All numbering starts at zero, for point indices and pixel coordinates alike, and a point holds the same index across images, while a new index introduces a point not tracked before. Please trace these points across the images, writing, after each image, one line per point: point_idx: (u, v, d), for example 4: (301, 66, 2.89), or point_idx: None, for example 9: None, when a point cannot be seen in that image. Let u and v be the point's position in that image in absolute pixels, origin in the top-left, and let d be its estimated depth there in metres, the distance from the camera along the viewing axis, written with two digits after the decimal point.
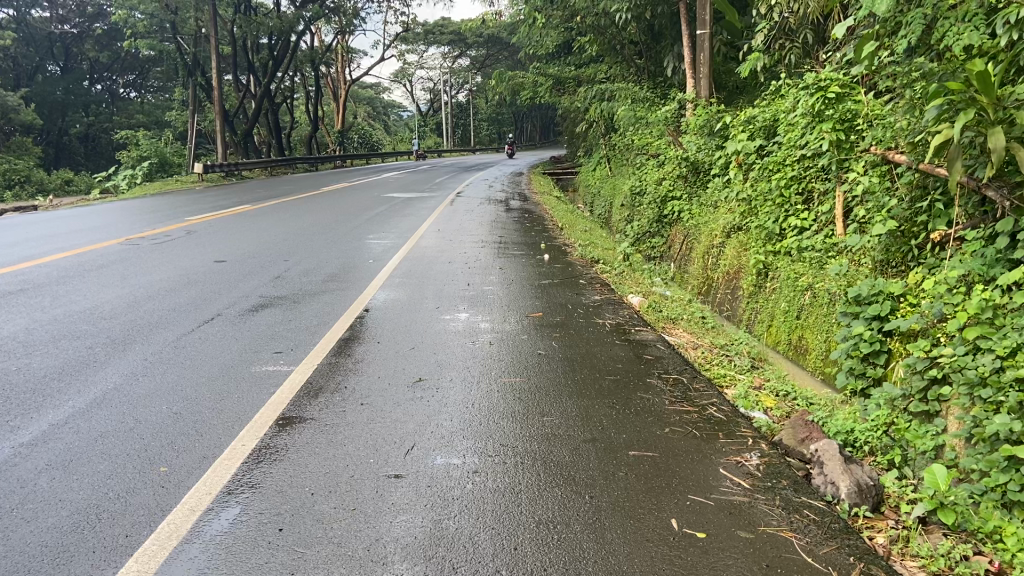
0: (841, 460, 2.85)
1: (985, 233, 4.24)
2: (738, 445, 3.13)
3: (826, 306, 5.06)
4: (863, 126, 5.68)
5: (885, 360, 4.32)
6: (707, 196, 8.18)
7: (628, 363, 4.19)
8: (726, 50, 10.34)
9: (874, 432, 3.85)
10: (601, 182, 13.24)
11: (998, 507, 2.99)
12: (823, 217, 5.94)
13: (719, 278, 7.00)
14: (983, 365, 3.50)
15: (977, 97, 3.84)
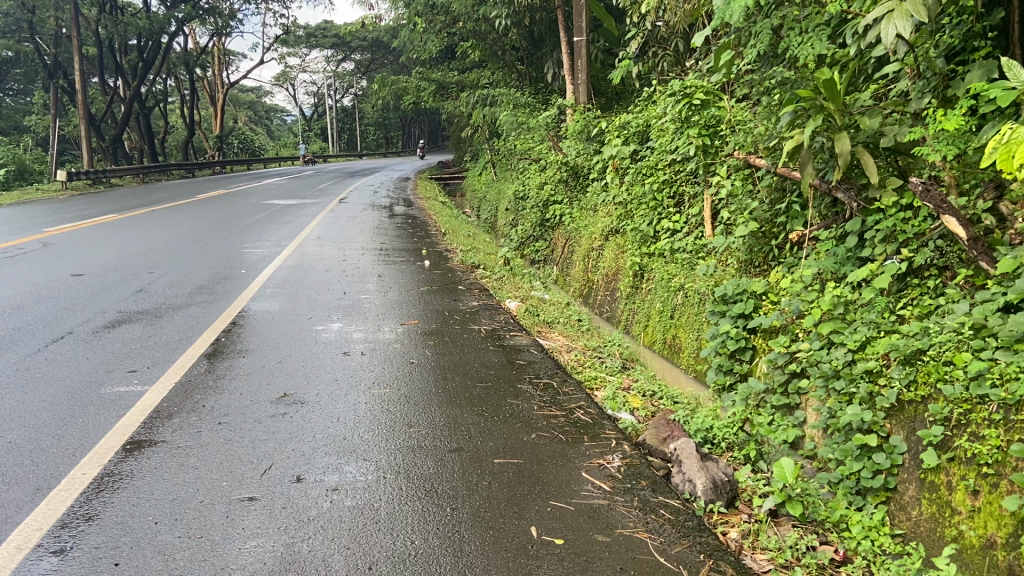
0: (697, 457, 2.94)
1: (836, 233, 4.49)
2: (601, 447, 3.16)
3: (696, 306, 5.23)
4: (725, 132, 5.91)
5: (750, 356, 4.48)
6: (585, 200, 8.31)
7: (500, 369, 4.18)
8: (604, 57, 10.56)
9: (730, 429, 4.02)
10: (486, 187, 13.29)
11: (852, 494, 3.25)
12: (693, 220, 6.13)
13: (599, 280, 7.13)
14: (837, 359, 3.68)
15: (824, 105, 4.02)
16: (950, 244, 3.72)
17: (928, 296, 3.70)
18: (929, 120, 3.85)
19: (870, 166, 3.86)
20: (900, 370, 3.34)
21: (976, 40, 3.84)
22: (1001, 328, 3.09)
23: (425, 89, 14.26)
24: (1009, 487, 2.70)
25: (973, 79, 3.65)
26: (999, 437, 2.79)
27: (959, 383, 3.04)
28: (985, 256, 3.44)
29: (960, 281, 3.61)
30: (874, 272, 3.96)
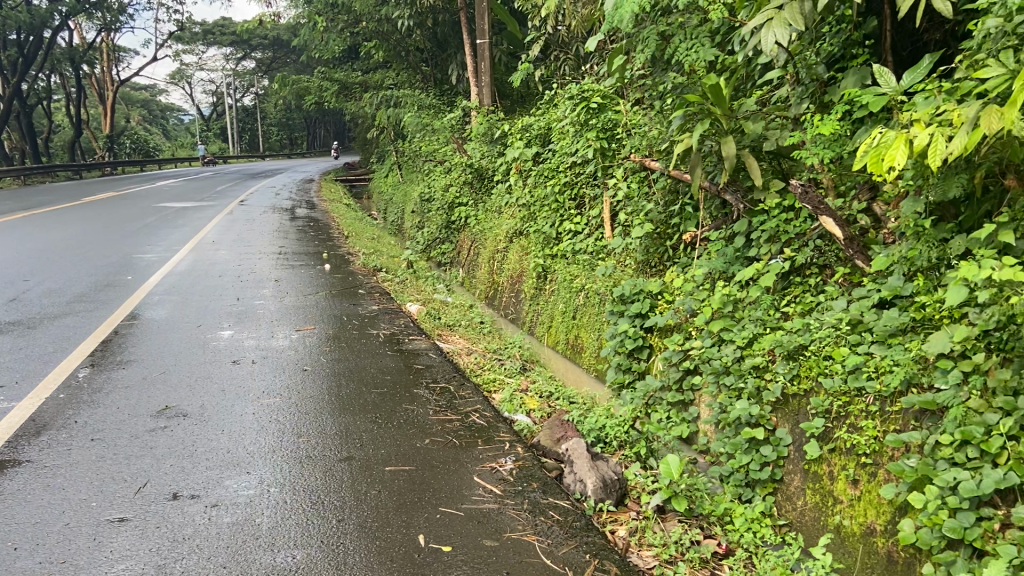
0: (588, 457, 3.10)
1: (726, 234, 4.63)
2: (495, 451, 3.17)
3: (597, 305, 5.29)
4: (621, 135, 6.01)
5: (648, 354, 4.56)
6: (490, 202, 8.31)
7: (396, 375, 4.12)
8: (507, 59, 10.62)
9: (622, 428, 4.07)
10: (392, 189, 13.14)
11: (742, 487, 3.36)
12: (593, 221, 6.20)
13: (504, 282, 7.14)
14: (726, 356, 3.79)
15: (712, 109, 4.14)
16: (828, 244, 3.90)
17: (810, 294, 3.84)
18: (808, 125, 4.01)
19: (754, 169, 4.01)
20: (784, 365, 3.47)
21: (854, 48, 4.04)
22: (875, 322, 3.26)
23: (328, 89, 13.97)
24: (885, 475, 2.84)
25: (848, 84, 3.84)
26: (875, 428, 2.94)
27: (838, 376, 3.19)
28: (860, 255, 3.61)
29: (838, 279, 3.77)
30: (759, 271, 4.08)
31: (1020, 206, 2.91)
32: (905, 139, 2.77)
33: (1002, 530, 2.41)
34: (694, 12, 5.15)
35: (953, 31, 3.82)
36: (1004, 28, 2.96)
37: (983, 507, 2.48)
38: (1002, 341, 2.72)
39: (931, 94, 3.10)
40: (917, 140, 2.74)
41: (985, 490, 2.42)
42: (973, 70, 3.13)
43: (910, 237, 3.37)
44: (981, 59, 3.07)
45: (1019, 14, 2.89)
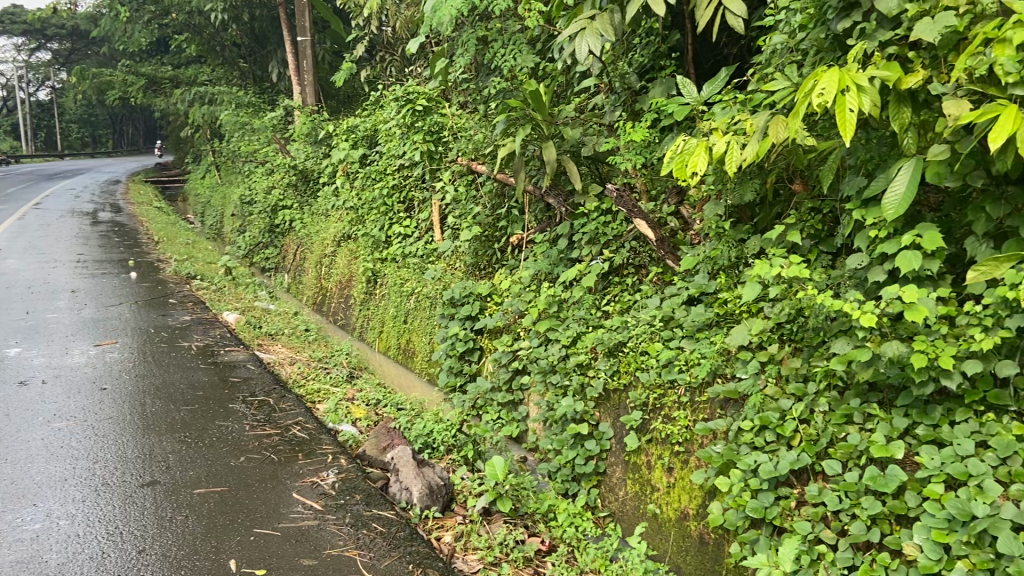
0: (413, 465, 3.24)
1: (550, 237, 4.75)
2: (316, 465, 3.12)
3: (427, 309, 5.26)
4: (448, 138, 5.99)
5: (478, 356, 4.57)
6: (316, 205, 8.07)
7: (209, 389, 3.90)
8: (331, 58, 10.38)
9: (450, 432, 4.04)
10: (210, 191, 12.45)
11: (568, 482, 3.48)
12: (422, 224, 6.17)
13: (332, 287, 6.97)
14: (552, 354, 3.88)
15: (533, 115, 4.22)
16: (643, 245, 4.09)
17: (628, 292, 4.02)
18: (622, 132, 4.17)
19: (573, 174, 4.16)
20: (605, 361, 3.61)
21: (661, 59, 4.30)
22: (686, 318, 3.46)
23: (134, 83, 13.01)
24: (695, 462, 3.02)
25: (655, 94, 4.08)
26: (687, 418, 3.13)
27: (653, 370, 3.35)
28: (670, 256, 3.82)
29: (652, 277, 3.96)
30: (581, 272, 4.19)
31: (806, 208, 3.19)
32: (705, 146, 2.95)
33: (798, 507, 2.63)
34: (514, 18, 5.25)
35: (747, 47, 4.20)
36: (788, 45, 3.24)
37: (781, 487, 2.70)
38: (793, 332, 3.02)
39: (729, 106, 3.34)
40: (716, 148, 2.93)
41: (782, 471, 2.62)
42: (763, 83, 3.40)
43: (713, 237, 3.60)
44: (769, 73, 3.35)
45: (800, 33, 3.20)
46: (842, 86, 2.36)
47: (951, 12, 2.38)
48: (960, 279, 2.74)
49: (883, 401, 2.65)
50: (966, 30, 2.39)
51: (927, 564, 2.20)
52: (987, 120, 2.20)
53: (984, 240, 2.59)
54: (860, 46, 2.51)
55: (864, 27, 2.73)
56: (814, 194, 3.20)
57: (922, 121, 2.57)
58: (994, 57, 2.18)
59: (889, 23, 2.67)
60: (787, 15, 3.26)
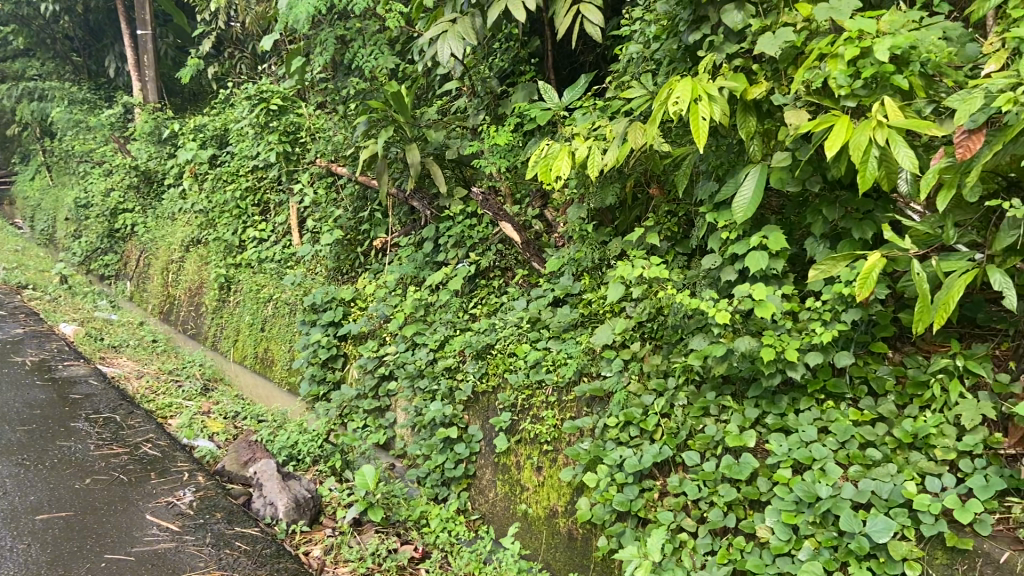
0: (278, 478, 3.19)
1: (415, 240, 4.69)
2: (171, 483, 2.93)
3: (286, 316, 5.07)
4: (305, 139, 5.79)
5: (343, 363, 4.45)
6: (161, 208, 7.59)
7: (48, 407, 3.59)
8: (174, 54, 9.79)
9: (316, 442, 3.90)
10: (39, 194, 11.45)
11: (438, 486, 3.45)
12: (279, 228, 5.94)
13: (181, 295, 6.59)
14: (420, 359, 3.84)
15: (395, 116, 4.15)
16: (509, 248, 4.11)
17: (494, 295, 4.04)
18: (485, 135, 4.15)
19: (438, 177, 4.16)
20: (473, 364, 3.61)
21: (522, 65, 4.34)
22: (551, 319, 3.52)
23: None
24: (563, 459, 3.09)
25: (517, 98, 4.13)
26: (555, 417, 3.19)
27: (521, 371, 3.39)
28: (536, 258, 3.88)
29: (518, 280, 4.00)
30: (448, 275, 4.16)
31: (662, 211, 3.32)
32: (568, 151, 3.00)
33: (661, 498, 2.74)
34: (372, 19, 5.15)
35: (603, 55, 4.36)
36: (643, 55, 3.37)
37: (645, 479, 2.80)
38: (653, 330, 3.14)
39: (589, 112, 3.42)
40: (578, 152, 2.99)
41: (646, 464, 2.72)
42: (620, 90, 3.51)
43: (576, 239, 3.68)
44: (626, 81, 3.46)
45: (654, 43, 3.33)
46: (694, 95, 2.47)
47: (790, 28, 2.55)
48: (800, 277, 2.95)
49: (735, 393, 2.81)
50: (803, 45, 2.57)
51: (779, 545, 2.34)
52: (822, 130, 2.38)
53: (821, 241, 2.80)
54: (710, 57, 2.64)
55: (713, 39, 2.87)
56: (670, 198, 3.34)
57: (765, 130, 2.74)
58: (828, 71, 2.35)
59: (734, 36, 2.83)
60: (642, 26, 3.38)
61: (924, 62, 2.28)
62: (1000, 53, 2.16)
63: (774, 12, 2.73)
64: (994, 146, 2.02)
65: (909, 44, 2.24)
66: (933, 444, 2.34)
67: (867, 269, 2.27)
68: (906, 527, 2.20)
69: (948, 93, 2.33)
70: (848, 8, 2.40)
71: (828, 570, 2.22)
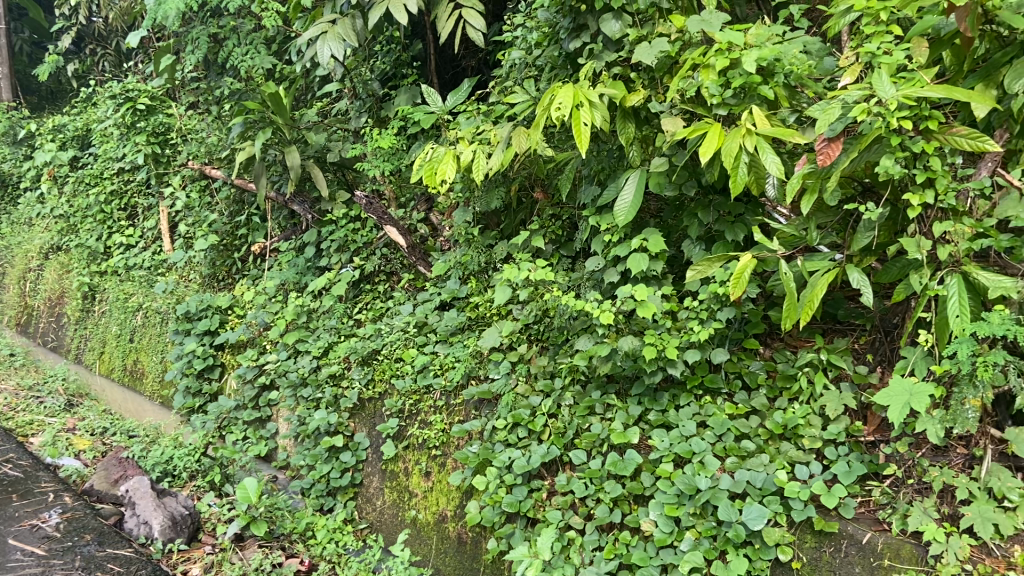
0: (153, 496, 3.04)
1: (296, 245, 4.55)
2: (36, 505, 2.81)
3: (157, 326, 4.80)
4: (176, 141, 5.50)
5: (220, 373, 4.26)
6: (15, 214, 7.04)
7: None
8: (30, 49, 9.10)
9: (194, 456, 3.70)
10: None
11: (323, 497, 3.36)
12: (149, 233, 5.63)
13: (40, 306, 6.15)
14: (302, 367, 3.72)
15: (272, 118, 3.98)
16: (394, 252, 4.05)
17: (379, 299, 3.97)
18: (367, 138, 4.07)
19: (319, 181, 4.06)
20: (359, 371, 3.54)
21: (404, 67, 4.29)
22: (438, 323, 3.51)
23: None
24: (452, 464, 3.09)
25: (400, 101, 4.09)
26: (443, 421, 3.18)
27: (409, 376, 3.36)
28: (422, 262, 3.85)
29: (404, 284, 3.95)
30: (331, 280, 4.05)
31: (547, 215, 3.37)
32: (453, 154, 2.98)
33: (549, 498, 2.78)
34: (247, 17, 4.96)
35: (485, 60, 4.40)
36: (525, 60, 3.40)
37: (533, 480, 2.83)
38: (540, 332, 3.19)
39: (474, 116, 3.43)
40: (463, 157, 2.98)
41: (534, 464, 2.75)
42: (504, 95, 3.54)
43: (462, 243, 3.68)
44: (509, 86, 3.49)
45: (536, 50, 3.37)
46: (576, 100, 2.52)
47: (665, 38, 2.64)
48: (678, 278, 3.06)
49: (619, 391, 2.89)
50: (677, 55, 2.67)
51: (662, 537, 2.42)
52: (697, 137, 2.47)
53: (697, 243, 2.92)
54: (590, 64, 2.70)
55: (592, 47, 2.93)
56: (554, 201, 3.40)
57: (643, 136, 2.83)
58: (701, 81, 2.46)
59: (613, 45, 2.90)
60: (523, 32, 3.42)
61: (788, 73, 2.42)
62: (854, 67, 2.33)
63: (650, 23, 2.83)
64: (851, 154, 2.17)
65: (774, 57, 2.36)
66: (802, 433, 2.48)
67: (740, 269, 2.38)
68: (778, 514, 2.32)
69: (809, 103, 2.48)
70: (718, 21, 2.52)
71: (708, 559, 2.31)
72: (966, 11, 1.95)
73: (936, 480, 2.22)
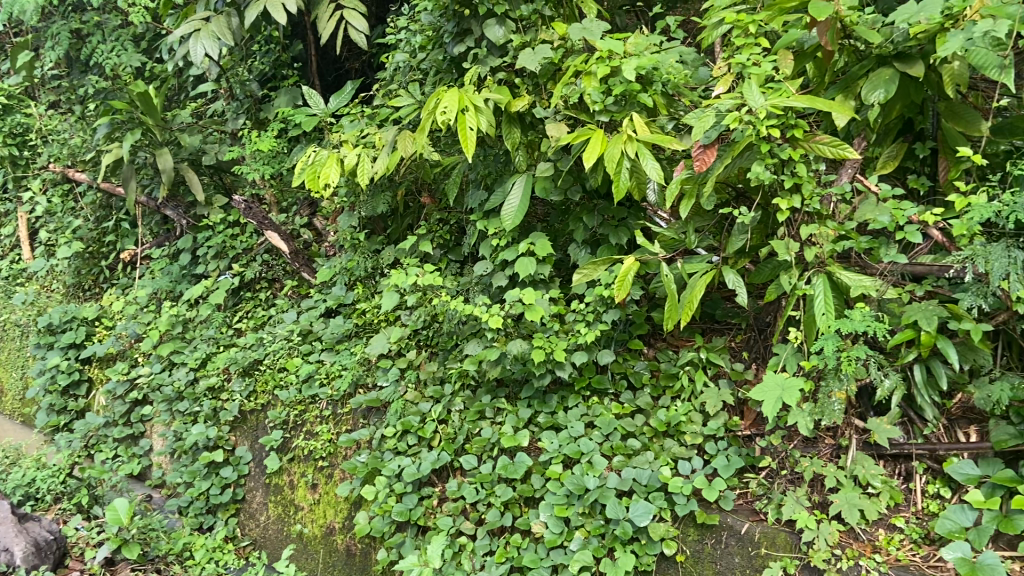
0: (14, 521, 2.92)
1: (169, 252, 4.35)
2: None
3: (16, 340, 4.45)
4: (34, 142, 5.10)
5: (87, 389, 4.00)
6: None
7: None
8: None
9: (58, 478, 3.47)
10: None
11: (203, 514, 3.20)
12: (6, 241, 5.23)
13: None
14: (178, 380, 3.55)
15: (142, 119, 3.80)
16: (275, 258, 3.93)
17: (261, 307, 3.84)
18: (246, 140, 3.93)
19: (194, 185, 3.89)
20: (239, 383, 3.41)
21: (283, 69, 4.18)
22: (324, 331, 3.43)
23: None
24: (340, 474, 3.02)
25: (280, 103, 4.00)
26: (330, 431, 3.11)
27: (293, 387, 3.26)
28: (305, 268, 3.75)
29: (287, 291, 3.84)
30: (208, 288, 3.88)
31: (434, 219, 3.34)
32: (336, 157, 2.91)
33: (440, 505, 2.75)
34: (114, 12, 4.71)
35: (368, 63, 4.38)
36: (409, 64, 3.38)
37: (423, 487, 2.79)
38: (429, 338, 3.16)
39: (357, 119, 3.37)
40: (347, 160, 2.92)
41: (424, 472, 2.72)
42: (388, 99, 3.50)
43: (348, 248, 3.59)
44: (393, 90, 3.46)
45: (420, 53, 3.35)
46: (461, 105, 2.51)
47: (547, 45, 2.67)
48: (565, 281, 3.11)
49: (509, 395, 2.91)
50: (560, 62, 2.71)
51: (552, 539, 2.43)
52: (580, 143, 2.51)
53: (583, 246, 2.97)
54: (474, 69, 2.69)
55: (476, 52, 2.94)
56: (441, 206, 3.38)
57: (529, 141, 2.86)
58: (583, 87, 2.50)
59: (497, 50, 2.91)
60: (407, 35, 3.39)
61: (665, 82, 2.51)
62: (726, 77, 2.43)
63: (533, 29, 2.86)
64: (725, 160, 2.26)
65: (652, 66, 2.44)
66: (684, 430, 2.56)
67: (624, 272, 2.43)
68: (663, 509, 2.38)
69: (686, 111, 2.57)
70: (599, 30, 2.57)
71: (597, 557, 2.35)
72: (826, 26, 2.08)
73: (807, 469, 2.34)
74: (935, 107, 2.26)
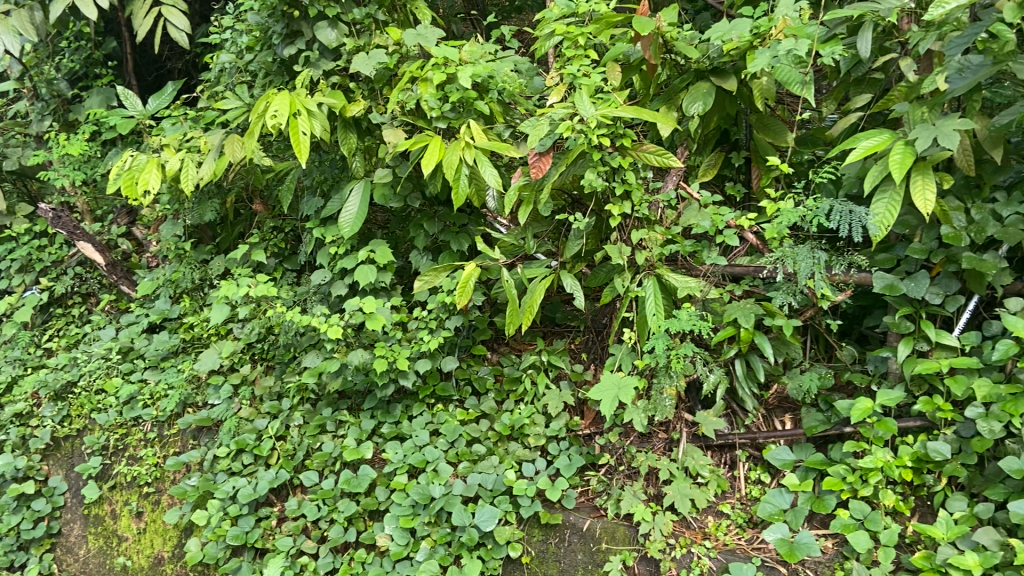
0: None
1: None
2: None
3: None
4: None
5: None
6: None
7: None
8: None
9: None
10: None
11: (12, 553, 2.91)
12: None
13: None
14: None
15: None
16: (89, 270, 3.63)
17: (74, 325, 3.54)
18: (52, 143, 3.61)
19: None
20: (49, 408, 3.13)
21: (96, 67, 3.90)
22: (147, 348, 3.21)
23: None
24: (168, 500, 2.84)
25: (92, 104, 3.72)
26: (156, 455, 2.92)
27: (112, 410, 3.04)
28: (125, 281, 3.51)
29: (104, 306, 3.56)
30: (12, 305, 3.52)
31: (268, 227, 3.21)
32: (157, 162, 2.73)
33: (279, 525, 2.62)
34: None
35: (193, 63, 4.18)
36: (235, 65, 3.23)
37: (260, 508, 2.66)
38: (264, 351, 3.04)
39: (179, 122, 3.18)
40: (169, 165, 2.74)
41: (261, 491, 2.60)
42: (213, 101, 3.33)
43: (172, 258, 3.38)
44: (219, 91, 3.29)
45: (248, 54, 3.21)
46: (293, 108, 2.41)
47: (382, 50, 2.63)
48: (407, 289, 3.07)
49: (351, 407, 2.85)
50: (396, 67, 2.67)
51: (398, 551, 2.38)
52: (418, 149, 2.49)
53: (424, 253, 2.95)
54: (306, 72, 2.61)
55: (308, 55, 2.84)
56: (275, 213, 3.25)
57: (366, 146, 2.80)
58: (419, 93, 2.47)
59: (329, 53, 2.84)
60: (233, 35, 3.25)
61: (500, 90, 2.53)
62: (559, 87, 2.49)
63: (367, 33, 2.82)
64: (559, 168, 2.31)
65: (487, 74, 2.45)
66: (528, 432, 2.60)
67: (465, 278, 2.44)
68: (508, 512, 2.39)
69: (521, 119, 2.61)
70: (434, 36, 2.55)
71: (443, 566, 2.32)
72: (649, 40, 2.18)
73: (642, 464, 2.44)
74: (748, 119, 2.42)
